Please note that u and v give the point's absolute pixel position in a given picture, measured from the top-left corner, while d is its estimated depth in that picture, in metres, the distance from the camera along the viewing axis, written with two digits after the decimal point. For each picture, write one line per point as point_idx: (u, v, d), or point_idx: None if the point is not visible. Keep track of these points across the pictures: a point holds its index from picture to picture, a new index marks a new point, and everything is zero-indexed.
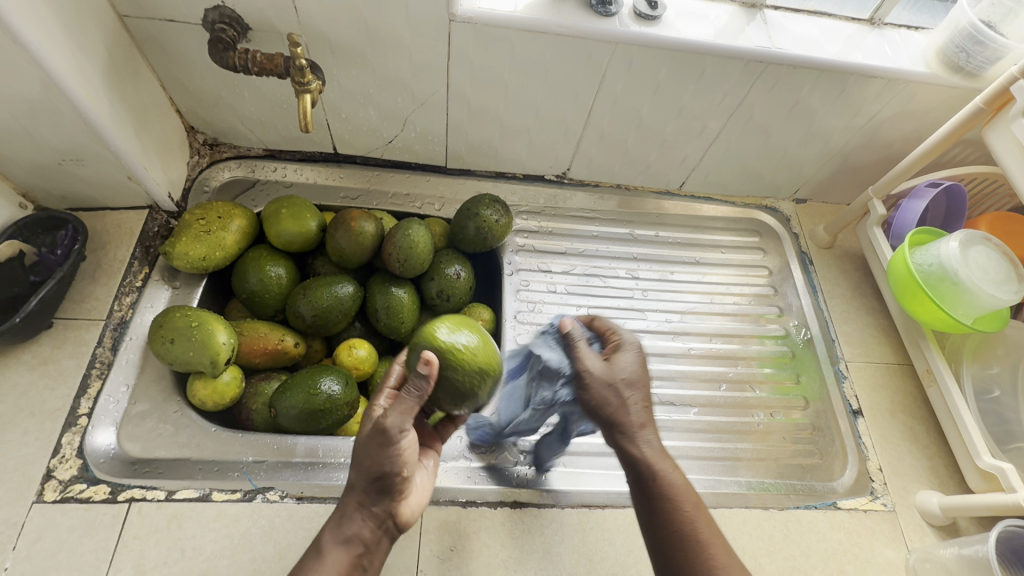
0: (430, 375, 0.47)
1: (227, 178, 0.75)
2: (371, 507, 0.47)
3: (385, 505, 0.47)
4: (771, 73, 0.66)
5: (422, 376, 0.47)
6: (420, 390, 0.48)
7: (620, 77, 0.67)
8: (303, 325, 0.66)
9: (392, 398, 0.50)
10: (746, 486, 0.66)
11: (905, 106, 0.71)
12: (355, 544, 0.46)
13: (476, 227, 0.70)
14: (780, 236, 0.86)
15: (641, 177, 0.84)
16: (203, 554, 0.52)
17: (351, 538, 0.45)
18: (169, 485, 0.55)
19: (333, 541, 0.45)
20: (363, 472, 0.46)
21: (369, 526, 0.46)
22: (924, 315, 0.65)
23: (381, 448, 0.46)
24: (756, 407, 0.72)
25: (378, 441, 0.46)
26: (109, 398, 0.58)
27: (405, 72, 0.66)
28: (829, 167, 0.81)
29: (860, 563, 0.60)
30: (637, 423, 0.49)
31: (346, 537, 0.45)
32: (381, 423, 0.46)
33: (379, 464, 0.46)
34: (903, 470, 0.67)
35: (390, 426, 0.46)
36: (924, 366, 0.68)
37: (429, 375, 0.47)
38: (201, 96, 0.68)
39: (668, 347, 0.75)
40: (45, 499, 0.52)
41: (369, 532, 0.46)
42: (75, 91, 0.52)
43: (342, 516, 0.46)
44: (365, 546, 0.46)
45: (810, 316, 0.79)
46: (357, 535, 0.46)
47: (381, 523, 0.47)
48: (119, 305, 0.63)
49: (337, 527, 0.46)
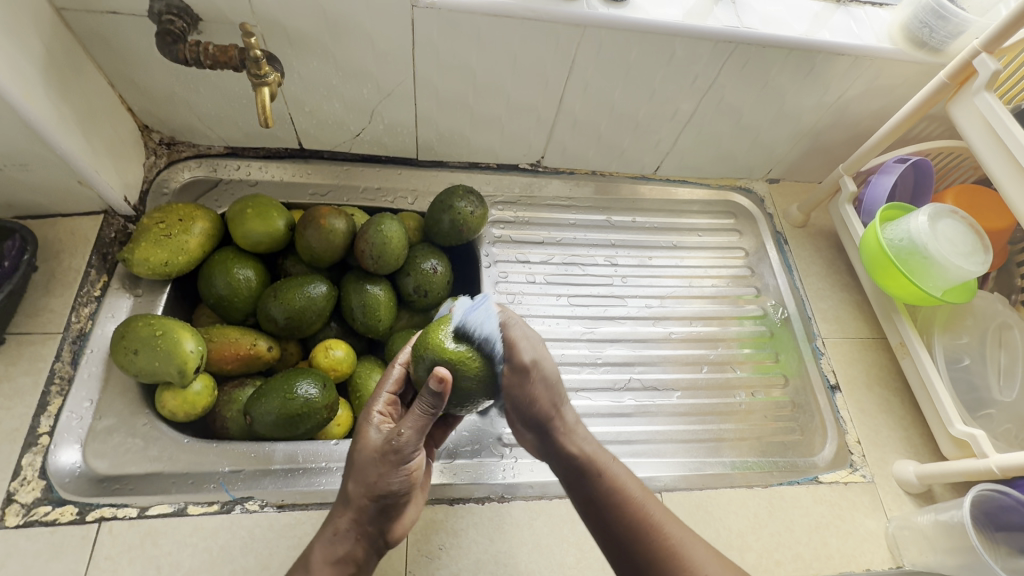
0: (443, 392, 0.42)
1: (188, 179, 0.72)
2: (366, 526, 0.46)
3: (379, 524, 0.47)
4: (741, 53, 0.66)
5: (434, 393, 0.42)
6: (432, 408, 0.44)
7: (590, 63, 0.66)
8: (276, 328, 0.65)
9: (389, 402, 0.51)
10: (731, 466, 0.66)
11: (873, 83, 0.71)
12: (346, 563, 0.45)
13: (451, 220, 0.70)
14: (755, 217, 0.87)
15: (616, 163, 0.83)
16: (181, 569, 0.50)
17: (342, 557, 0.45)
18: (142, 501, 0.52)
19: (323, 558, 0.45)
20: (364, 488, 0.46)
21: (362, 544, 0.46)
22: (896, 290, 0.65)
23: (390, 466, 0.45)
24: (737, 387, 0.73)
25: (386, 458, 0.45)
26: (72, 415, 0.55)
27: (369, 62, 0.63)
28: (802, 146, 0.82)
29: (842, 534, 0.62)
30: (569, 421, 0.49)
31: (337, 556, 0.45)
32: (393, 441, 0.45)
33: (385, 483, 0.45)
34: (881, 442, 0.69)
35: (404, 444, 0.45)
36: (898, 339, 0.69)
37: (443, 391, 0.42)
38: (154, 93, 0.65)
39: (649, 332, 0.75)
40: (7, 525, 0.49)
41: (360, 551, 0.46)
42: (12, 91, 0.49)
43: (337, 532, 0.46)
44: (355, 566, 0.46)
45: (786, 295, 0.80)
46: (350, 554, 0.46)
47: (373, 541, 0.47)
48: (77, 317, 0.59)
49: (330, 545, 0.45)
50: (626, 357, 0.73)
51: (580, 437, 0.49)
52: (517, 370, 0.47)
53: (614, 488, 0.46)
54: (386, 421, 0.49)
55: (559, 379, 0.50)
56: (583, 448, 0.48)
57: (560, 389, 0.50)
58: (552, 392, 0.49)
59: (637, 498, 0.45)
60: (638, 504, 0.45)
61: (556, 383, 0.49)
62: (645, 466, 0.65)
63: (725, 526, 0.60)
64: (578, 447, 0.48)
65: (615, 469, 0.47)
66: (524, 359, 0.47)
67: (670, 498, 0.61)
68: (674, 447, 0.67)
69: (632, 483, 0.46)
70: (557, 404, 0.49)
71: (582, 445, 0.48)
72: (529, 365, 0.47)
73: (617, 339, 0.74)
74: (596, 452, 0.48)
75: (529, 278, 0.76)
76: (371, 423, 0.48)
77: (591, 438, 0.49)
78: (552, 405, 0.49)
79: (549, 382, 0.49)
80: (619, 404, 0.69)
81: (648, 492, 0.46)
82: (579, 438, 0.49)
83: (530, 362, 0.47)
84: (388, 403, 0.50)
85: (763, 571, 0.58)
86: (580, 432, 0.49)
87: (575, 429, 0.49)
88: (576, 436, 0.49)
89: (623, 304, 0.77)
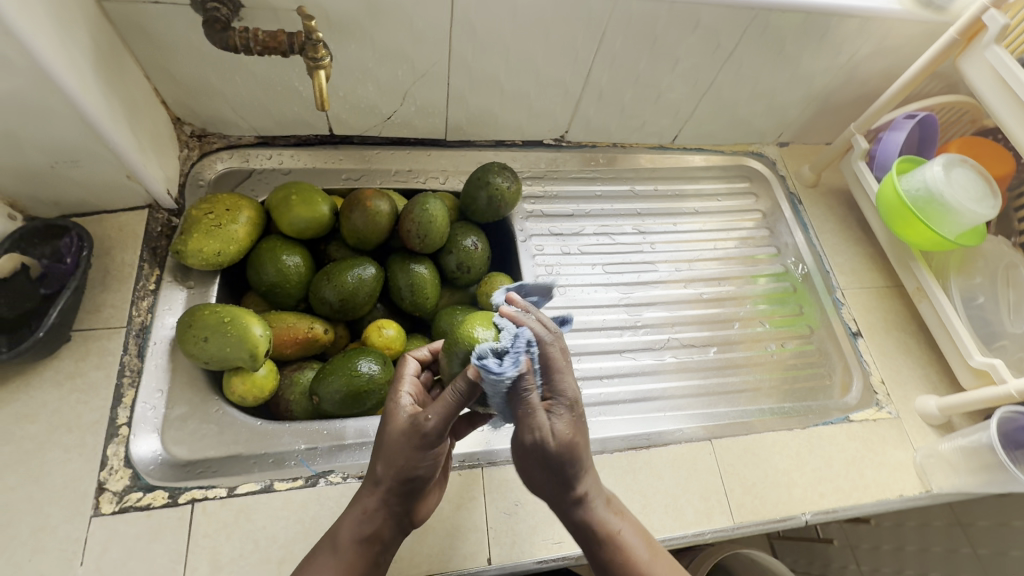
0: (479, 382, 0.42)
1: (222, 170, 0.72)
2: (393, 508, 0.48)
3: (405, 506, 0.49)
4: (762, 20, 0.68)
5: (471, 382, 0.42)
6: (462, 396, 0.43)
7: (618, 35, 0.68)
8: (329, 310, 0.66)
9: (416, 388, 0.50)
10: (768, 411, 0.71)
11: (880, 45, 0.75)
12: (372, 542, 0.47)
13: (488, 196, 0.71)
14: (769, 180, 0.90)
15: (636, 135, 0.86)
16: (278, 541, 0.52)
17: (369, 536, 0.47)
18: (228, 481, 0.54)
19: (351, 536, 0.47)
20: (393, 470, 0.46)
21: (388, 525, 0.48)
22: (913, 237, 0.70)
23: (416, 450, 0.46)
24: (766, 340, 0.78)
25: (413, 441, 0.45)
26: (146, 405, 0.56)
27: (406, 43, 0.64)
28: (811, 108, 0.86)
29: (876, 465, 0.67)
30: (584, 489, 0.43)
31: (364, 535, 0.47)
32: (419, 425, 0.45)
33: (413, 467, 0.46)
34: (903, 381, 0.74)
35: (429, 431, 0.45)
36: (914, 284, 0.74)
37: (477, 382, 0.42)
38: (190, 84, 0.65)
39: (681, 294, 0.79)
40: (103, 512, 0.50)
41: (386, 531, 0.48)
42: (70, 85, 0.49)
43: (365, 513, 0.47)
44: (381, 545, 0.48)
45: (804, 251, 0.84)
46: (376, 534, 0.47)
47: (399, 522, 0.49)
48: (137, 310, 0.60)
49: (359, 524, 0.47)
50: (663, 319, 0.76)
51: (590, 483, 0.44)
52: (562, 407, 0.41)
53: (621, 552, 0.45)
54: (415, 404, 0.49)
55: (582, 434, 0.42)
56: (610, 524, 0.45)
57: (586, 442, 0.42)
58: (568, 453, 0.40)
59: (642, 555, 0.45)
60: (643, 559, 0.45)
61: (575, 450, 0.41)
62: (692, 417, 0.69)
63: (772, 466, 0.65)
64: (589, 513, 0.44)
65: (620, 525, 0.45)
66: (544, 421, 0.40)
67: (720, 445, 0.65)
68: (715, 398, 0.71)
69: (636, 536, 0.46)
70: (584, 461, 0.42)
71: (602, 516, 0.45)
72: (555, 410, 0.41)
73: (652, 302, 0.77)
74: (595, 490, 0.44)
75: (564, 250, 0.79)
76: (400, 405, 0.48)
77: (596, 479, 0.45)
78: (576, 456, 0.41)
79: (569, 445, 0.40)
80: (660, 362, 0.73)
81: (653, 550, 0.46)
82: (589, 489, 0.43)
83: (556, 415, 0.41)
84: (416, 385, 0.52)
85: (810, 503, 0.63)
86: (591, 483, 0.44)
87: (590, 493, 0.44)
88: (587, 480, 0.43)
89: (654, 269, 0.80)
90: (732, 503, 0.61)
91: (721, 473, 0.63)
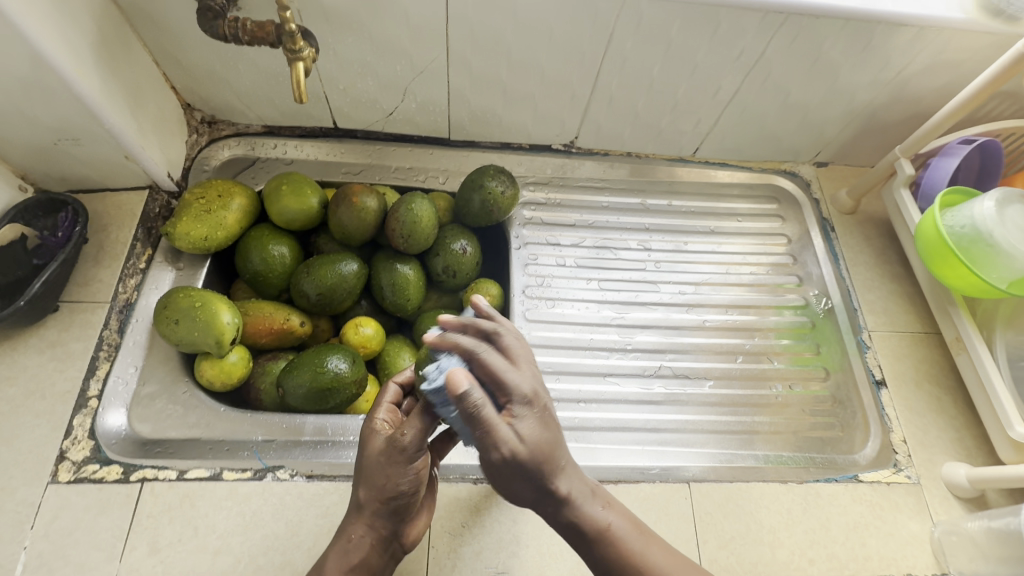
0: None
1: (228, 157, 0.73)
2: (380, 531, 0.47)
3: (393, 528, 0.48)
4: (793, 25, 0.62)
5: None
6: (437, 408, 0.43)
7: (628, 36, 0.63)
8: (308, 304, 0.66)
9: (390, 411, 0.50)
10: (763, 459, 0.64)
11: (937, 57, 0.66)
12: (362, 569, 0.46)
13: (481, 200, 0.69)
14: (800, 202, 0.82)
15: (652, 144, 0.80)
16: (217, 531, 0.52)
17: (357, 563, 0.46)
18: (181, 464, 0.55)
19: (337, 565, 0.46)
20: (375, 493, 0.46)
21: (375, 550, 0.47)
22: (951, 280, 0.61)
23: (396, 468, 0.45)
24: (773, 379, 0.70)
25: (394, 461, 0.45)
26: (118, 380, 0.58)
27: (403, 38, 0.63)
28: (854, 126, 0.77)
29: (882, 536, 0.59)
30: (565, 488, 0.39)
31: (352, 563, 0.46)
32: (396, 443, 0.44)
33: (394, 486, 0.45)
34: (929, 442, 0.65)
35: (408, 446, 0.44)
36: (953, 334, 0.66)
37: None
38: (197, 71, 0.66)
39: (682, 320, 0.73)
40: (60, 480, 0.52)
41: (375, 557, 0.47)
42: (64, 66, 0.51)
43: (350, 542, 0.46)
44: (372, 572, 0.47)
45: (830, 285, 0.76)
46: (365, 561, 0.46)
47: (387, 545, 0.48)
48: (124, 287, 0.62)
49: (345, 553, 0.46)
50: (656, 344, 0.71)
51: (574, 482, 0.40)
52: (523, 410, 0.37)
53: (614, 545, 0.41)
54: (390, 425, 0.48)
55: (555, 430, 0.38)
56: (598, 519, 0.41)
57: (560, 445, 0.38)
58: (539, 458, 0.37)
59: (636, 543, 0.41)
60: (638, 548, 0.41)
61: (547, 458, 0.37)
62: (674, 456, 0.63)
63: (757, 521, 0.58)
64: (576, 515, 0.40)
65: (610, 517, 0.41)
66: (517, 389, 0.37)
67: (698, 489, 0.59)
68: (705, 437, 0.65)
69: (626, 525, 0.42)
70: (561, 468, 0.38)
71: (594, 518, 0.41)
72: (508, 452, 0.36)
73: (648, 325, 0.72)
74: (580, 494, 0.40)
75: (560, 261, 0.75)
76: (377, 428, 0.48)
77: (581, 476, 0.41)
78: (551, 464, 0.37)
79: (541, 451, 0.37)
80: (647, 391, 0.67)
81: (645, 535, 0.42)
82: (571, 489, 0.40)
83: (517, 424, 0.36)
84: (392, 412, 0.50)
85: (795, 569, 0.56)
86: (574, 483, 0.40)
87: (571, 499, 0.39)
88: (567, 480, 0.39)
89: (655, 290, 0.75)
90: (703, 556, 0.56)
91: (696, 522, 0.57)
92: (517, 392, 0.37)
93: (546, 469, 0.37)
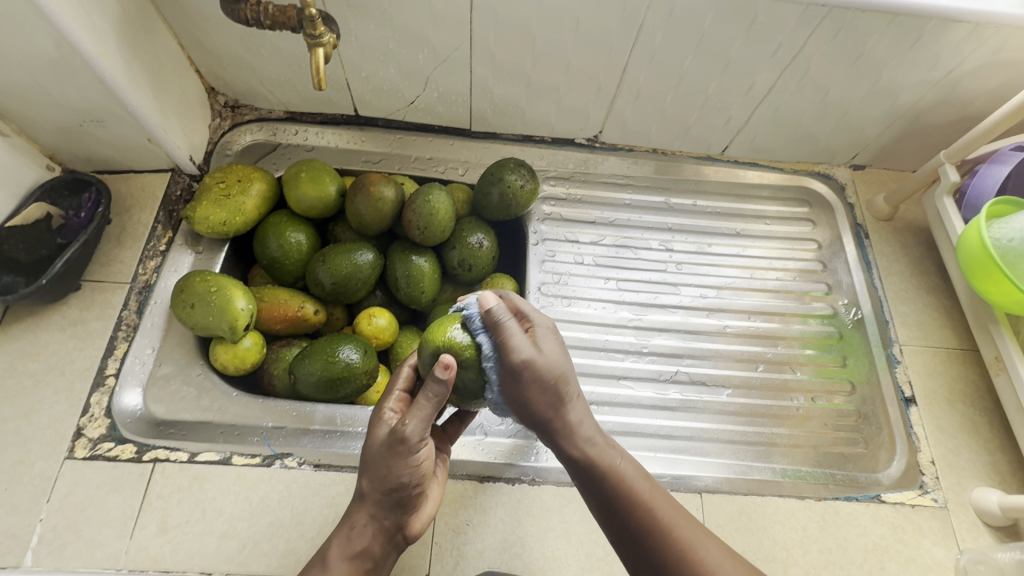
0: (447, 379, 0.42)
1: (249, 142, 0.73)
2: (383, 521, 0.46)
3: (396, 520, 0.47)
4: (836, 18, 0.58)
5: (440, 380, 0.43)
6: (438, 395, 0.43)
7: (659, 28, 0.61)
8: (323, 293, 0.65)
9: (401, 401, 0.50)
10: (781, 473, 0.61)
11: (992, 57, 0.62)
12: (363, 558, 0.46)
13: (500, 193, 0.67)
14: (832, 206, 0.78)
15: (679, 141, 0.78)
16: (223, 515, 0.52)
17: (359, 551, 0.45)
18: (192, 447, 0.55)
19: (341, 552, 0.45)
20: (377, 483, 0.45)
21: (379, 540, 0.46)
22: (990, 293, 0.58)
23: (398, 458, 0.44)
24: (795, 390, 0.67)
25: (396, 450, 0.44)
26: (135, 359, 0.58)
27: (426, 25, 0.62)
28: (896, 128, 0.73)
29: (903, 560, 0.56)
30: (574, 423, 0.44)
31: (355, 551, 0.45)
32: (398, 433, 0.44)
33: (396, 476, 0.44)
34: (959, 465, 0.62)
35: (409, 436, 0.44)
36: (993, 352, 0.62)
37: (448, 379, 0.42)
38: (220, 55, 0.66)
39: (702, 324, 0.71)
40: (76, 456, 0.53)
41: (378, 546, 0.46)
42: (87, 47, 0.51)
43: (353, 530, 0.46)
44: (373, 562, 0.46)
45: (861, 294, 0.73)
46: (367, 550, 0.46)
47: (391, 536, 0.47)
48: (144, 269, 0.63)
49: (348, 540, 0.46)
50: (674, 349, 0.69)
51: (582, 422, 0.45)
52: (545, 335, 0.45)
53: (619, 485, 0.43)
54: (398, 416, 0.48)
55: (568, 361, 0.45)
56: (604, 460, 0.44)
57: (572, 376, 0.44)
58: (553, 382, 0.43)
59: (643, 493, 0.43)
60: (644, 497, 0.43)
61: (560, 381, 0.44)
62: (687, 464, 0.61)
63: (770, 537, 0.56)
64: (584, 454, 0.44)
65: (617, 463, 0.44)
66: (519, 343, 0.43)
67: (710, 500, 0.57)
68: (720, 447, 0.63)
69: (633, 471, 0.44)
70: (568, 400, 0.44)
71: (601, 459, 0.44)
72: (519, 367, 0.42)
73: (666, 329, 0.70)
74: (589, 439, 0.44)
75: (578, 259, 0.73)
76: (383, 418, 0.48)
77: (591, 419, 0.46)
78: (560, 389, 0.43)
79: (555, 376, 0.43)
80: (662, 397, 0.65)
81: (655, 485, 0.44)
82: (580, 426, 0.44)
83: (540, 344, 0.44)
84: (401, 401, 0.49)
85: None
86: (583, 421, 0.45)
87: (579, 430, 0.44)
88: (576, 414, 0.45)
89: (675, 293, 0.73)
90: None
91: None
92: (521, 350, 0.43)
93: (554, 394, 0.43)
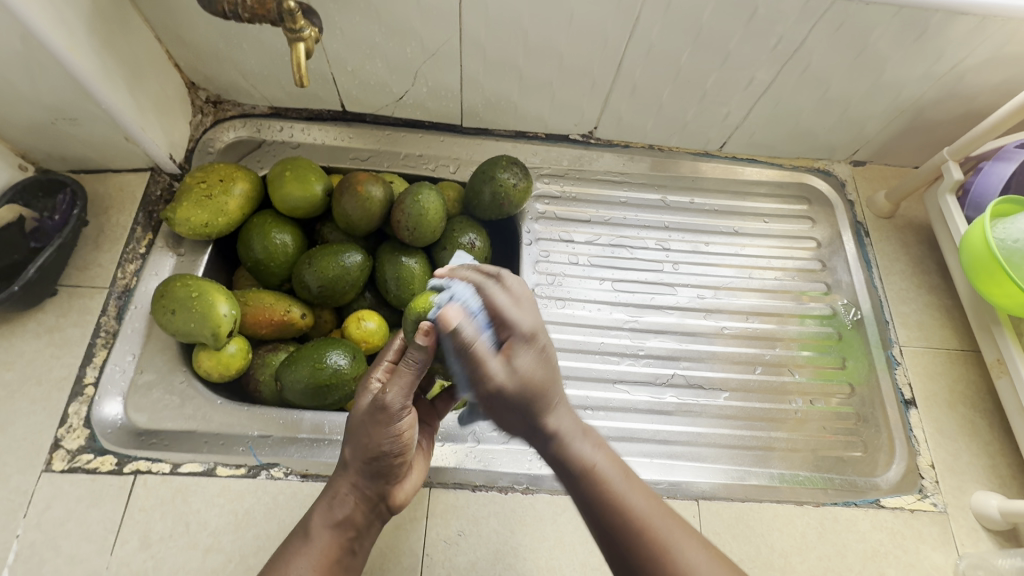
0: (428, 347, 0.42)
1: (232, 139, 0.71)
2: (365, 490, 0.46)
3: (378, 489, 0.46)
4: (839, 11, 0.56)
5: (420, 347, 0.42)
6: (419, 360, 0.43)
7: (656, 21, 0.59)
8: (310, 296, 0.63)
9: (388, 371, 0.48)
10: (778, 479, 0.60)
11: (998, 51, 0.60)
12: (346, 527, 0.45)
13: (492, 192, 0.65)
14: (832, 203, 0.77)
15: (676, 137, 0.76)
16: (208, 528, 0.51)
17: (341, 521, 0.45)
18: (175, 458, 0.53)
19: (322, 521, 0.45)
20: (359, 451, 0.45)
21: (361, 509, 0.46)
22: (986, 290, 0.58)
23: (379, 426, 0.44)
24: (793, 393, 0.66)
25: (376, 419, 0.44)
26: (115, 367, 0.56)
27: (415, 18, 0.59)
28: (898, 124, 0.71)
29: (902, 566, 0.55)
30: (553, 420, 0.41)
31: (336, 520, 0.45)
32: (379, 400, 0.43)
33: (377, 444, 0.44)
34: (959, 468, 0.61)
35: (390, 403, 0.43)
36: (994, 355, 0.61)
37: (428, 346, 0.42)
38: (200, 49, 0.64)
39: (699, 326, 0.69)
40: (54, 469, 0.52)
41: (360, 515, 0.46)
42: (56, 43, 0.49)
43: (335, 498, 0.45)
44: (356, 531, 0.46)
45: (861, 293, 0.71)
46: (348, 519, 0.45)
47: (373, 506, 0.47)
48: (123, 273, 0.61)
49: (330, 508, 0.45)
50: (670, 351, 0.67)
51: (562, 418, 0.42)
52: (521, 346, 0.41)
53: (598, 485, 0.40)
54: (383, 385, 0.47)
55: (551, 370, 0.42)
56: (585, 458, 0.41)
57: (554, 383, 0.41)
58: (531, 391, 0.40)
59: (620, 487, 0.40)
60: (622, 490, 0.40)
61: (538, 392, 0.40)
62: (683, 470, 0.60)
63: (767, 544, 0.55)
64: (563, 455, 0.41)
65: (597, 458, 0.41)
66: (497, 367, 0.40)
67: (708, 507, 0.56)
68: (717, 452, 0.61)
69: (613, 468, 0.41)
70: (551, 405, 0.41)
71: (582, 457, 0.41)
72: (491, 390, 0.41)
73: (662, 330, 0.68)
74: (569, 433, 0.41)
75: (572, 259, 0.71)
76: (368, 386, 0.47)
77: (574, 417, 0.43)
78: (541, 396, 0.41)
79: (530, 387, 0.40)
80: (658, 401, 0.64)
81: (635, 481, 0.41)
82: (561, 425, 0.42)
83: (513, 361, 0.41)
84: (390, 372, 0.48)
85: None
86: (565, 420, 0.42)
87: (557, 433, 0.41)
88: (556, 416, 0.42)
89: (672, 293, 0.71)
90: None
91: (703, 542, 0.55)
92: (494, 371, 0.40)
93: (532, 403, 0.41)
